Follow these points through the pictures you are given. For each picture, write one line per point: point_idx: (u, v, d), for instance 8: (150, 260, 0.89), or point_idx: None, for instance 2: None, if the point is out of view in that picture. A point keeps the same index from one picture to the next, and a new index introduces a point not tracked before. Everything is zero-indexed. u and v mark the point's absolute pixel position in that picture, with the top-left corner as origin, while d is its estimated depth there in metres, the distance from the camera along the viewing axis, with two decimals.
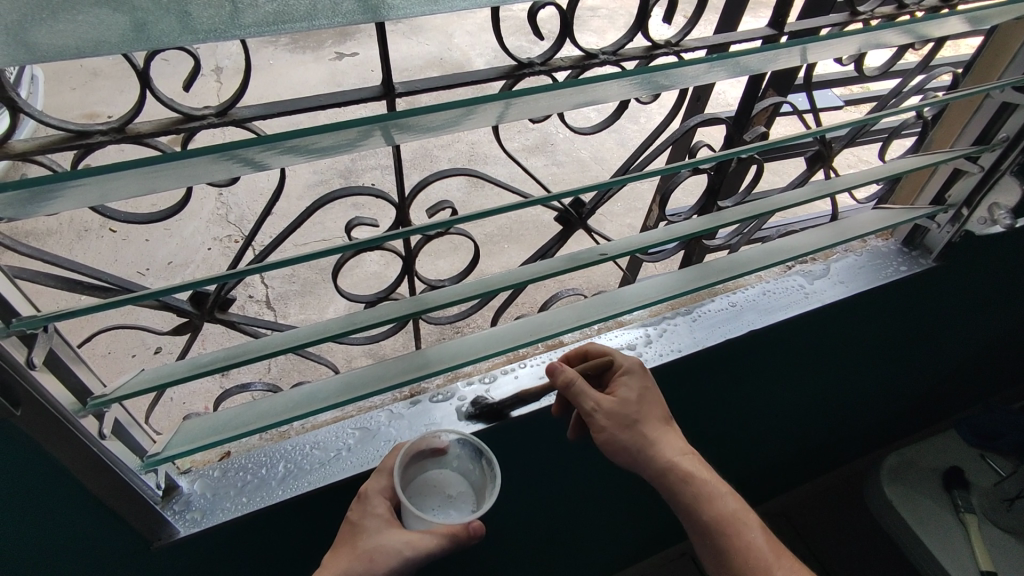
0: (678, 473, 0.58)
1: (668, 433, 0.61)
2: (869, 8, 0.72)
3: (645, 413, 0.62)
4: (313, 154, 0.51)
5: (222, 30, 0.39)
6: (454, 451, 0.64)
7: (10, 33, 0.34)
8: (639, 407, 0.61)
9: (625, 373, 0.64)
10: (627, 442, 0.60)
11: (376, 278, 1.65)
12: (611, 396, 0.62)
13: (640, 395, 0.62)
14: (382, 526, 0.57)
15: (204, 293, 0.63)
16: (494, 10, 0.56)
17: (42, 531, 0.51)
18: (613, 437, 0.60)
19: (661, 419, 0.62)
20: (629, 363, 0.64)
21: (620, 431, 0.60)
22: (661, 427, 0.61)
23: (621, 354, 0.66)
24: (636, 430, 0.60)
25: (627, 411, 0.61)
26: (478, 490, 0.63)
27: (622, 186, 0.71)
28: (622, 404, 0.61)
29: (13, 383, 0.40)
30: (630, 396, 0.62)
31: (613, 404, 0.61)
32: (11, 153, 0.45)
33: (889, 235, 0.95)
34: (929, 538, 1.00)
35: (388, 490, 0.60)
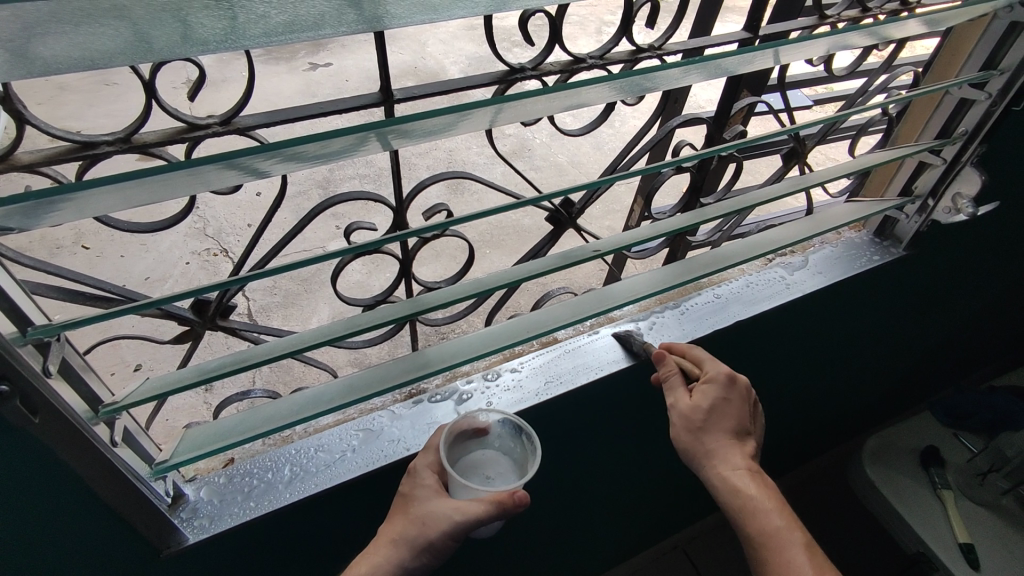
0: (727, 487, 0.61)
1: (735, 445, 0.63)
2: (837, 11, 0.76)
3: (714, 423, 0.63)
4: (317, 160, 0.52)
5: (232, 40, 0.41)
6: (496, 430, 0.67)
7: (31, 43, 0.35)
8: (715, 416, 0.63)
9: (706, 381, 0.65)
10: (687, 446, 0.63)
11: (361, 286, 1.66)
12: (688, 399, 0.65)
13: (713, 405, 0.64)
14: (431, 494, 0.59)
15: (206, 299, 0.63)
16: (486, 17, 0.58)
17: (48, 542, 0.51)
18: (677, 433, 0.64)
19: (733, 430, 0.64)
20: (715, 374, 0.65)
21: (683, 432, 0.63)
22: (726, 437, 0.63)
23: (710, 363, 0.67)
24: (697, 437, 0.63)
25: (696, 415, 0.63)
26: (520, 466, 0.66)
27: (611, 185, 0.74)
28: (694, 410, 0.64)
29: (30, 391, 0.41)
30: (703, 403, 0.64)
31: (687, 408, 0.64)
32: (18, 165, 0.45)
33: (862, 226, 0.99)
34: (909, 513, 1.05)
35: (436, 464, 0.62)
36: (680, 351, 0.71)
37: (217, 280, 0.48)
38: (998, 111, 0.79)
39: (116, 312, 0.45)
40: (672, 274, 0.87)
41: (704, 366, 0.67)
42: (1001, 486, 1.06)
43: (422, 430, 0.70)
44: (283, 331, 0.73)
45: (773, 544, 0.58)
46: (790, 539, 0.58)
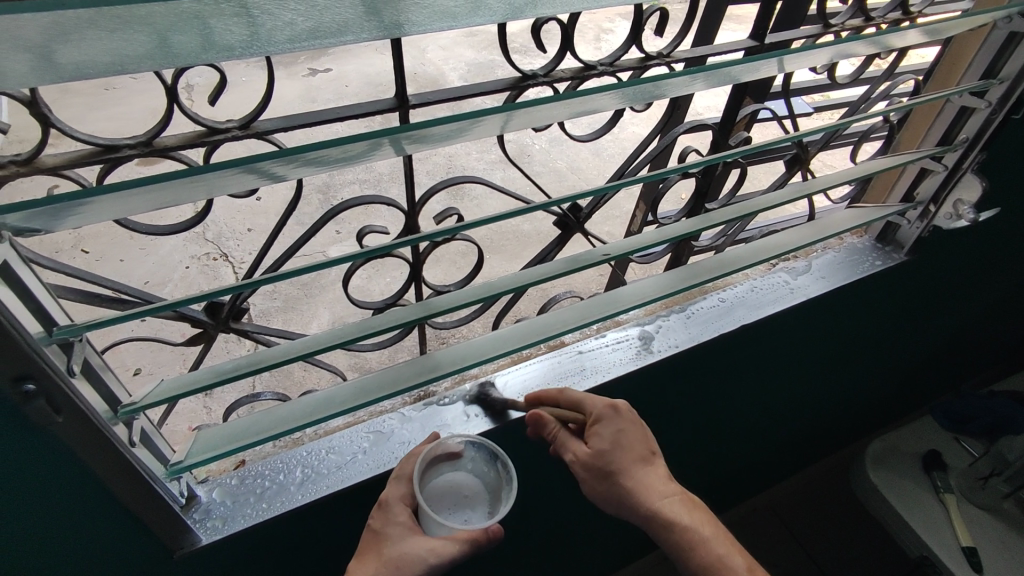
0: (662, 522, 0.61)
1: (651, 474, 0.63)
2: (843, 20, 0.77)
3: (623, 462, 0.63)
4: (333, 164, 0.53)
5: (258, 45, 0.41)
6: (469, 454, 0.67)
7: (59, 49, 0.36)
8: (618, 454, 0.63)
9: (597, 422, 0.65)
10: (603, 493, 0.63)
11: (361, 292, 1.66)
12: (587, 447, 0.64)
13: (616, 442, 0.64)
14: (405, 532, 0.59)
15: (220, 302, 0.64)
16: (500, 25, 0.58)
17: (62, 541, 0.51)
18: (590, 484, 0.64)
19: (643, 460, 0.64)
20: (599, 412, 0.65)
21: (596, 481, 0.63)
22: (640, 469, 0.63)
23: (590, 401, 0.66)
24: (610, 483, 0.63)
25: (601, 463, 0.63)
26: (493, 492, 0.66)
27: (618, 191, 0.75)
28: (595, 458, 0.63)
29: (55, 390, 0.41)
30: (605, 445, 0.63)
31: (590, 457, 0.64)
32: (43, 167, 0.45)
33: (863, 232, 1.00)
34: (912, 516, 1.05)
35: (408, 497, 0.62)
36: (552, 399, 0.69)
37: (229, 284, 0.49)
38: (999, 119, 0.80)
39: (127, 317, 0.45)
40: (678, 278, 0.88)
41: (583, 405, 0.66)
42: (1002, 489, 1.06)
43: (431, 432, 0.71)
44: (295, 334, 0.73)
45: (717, 567, 0.60)
46: (733, 563, 0.61)
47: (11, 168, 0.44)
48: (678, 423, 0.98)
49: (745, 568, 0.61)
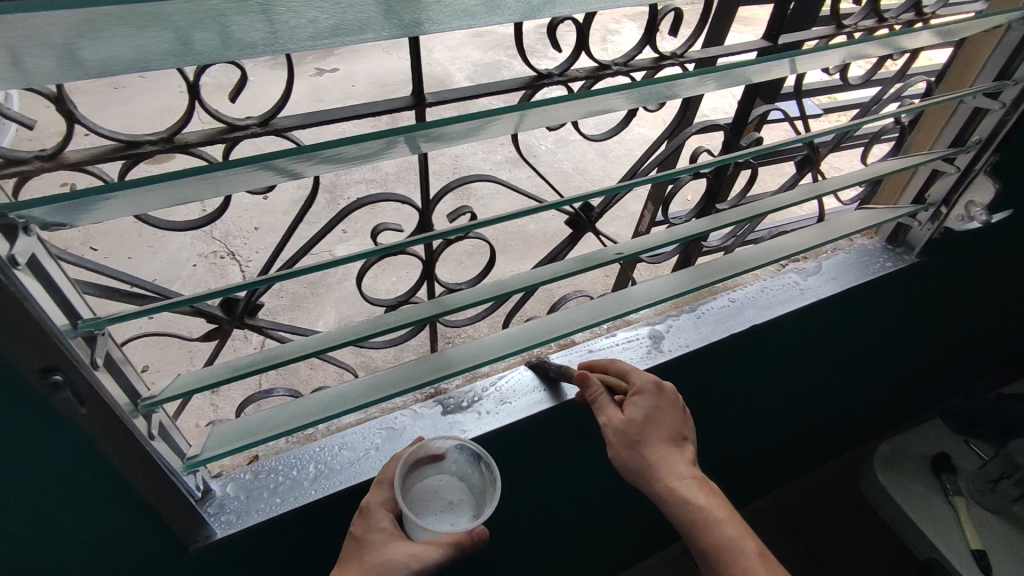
0: (679, 499, 0.60)
1: (675, 453, 0.63)
2: (855, 21, 0.77)
3: (651, 433, 0.63)
4: (350, 162, 0.54)
5: (281, 42, 0.42)
6: (453, 455, 0.67)
7: (84, 45, 0.36)
8: (650, 426, 0.63)
9: (637, 392, 0.66)
10: (627, 461, 0.63)
11: (368, 291, 1.67)
12: (621, 413, 0.65)
13: (648, 414, 0.64)
14: (387, 539, 0.58)
15: (235, 298, 0.64)
16: (516, 24, 0.59)
17: (81, 533, 0.52)
18: (616, 449, 0.63)
19: (671, 438, 0.64)
20: (642, 385, 0.66)
21: (622, 447, 0.63)
22: (666, 446, 0.63)
23: (634, 375, 0.68)
24: (636, 451, 0.62)
25: (631, 430, 0.63)
26: (478, 494, 0.65)
27: (630, 190, 0.75)
28: (629, 424, 0.63)
29: (80, 382, 0.41)
30: (637, 415, 0.64)
31: (622, 422, 0.64)
32: (67, 163, 0.46)
33: (874, 233, 1.00)
34: (923, 521, 1.05)
35: (389, 502, 0.61)
36: (601, 368, 0.72)
37: (245, 281, 0.50)
38: (1012, 121, 0.80)
39: (145, 311, 0.46)
40: (688, 278, 0.88)
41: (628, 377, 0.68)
42: (1013, 493, 1.05)
43: (442, 430, 0.72)
44: (309, 330, 0.74)
45: (727, 550, 0.58)
46: (745, 548, 0.58)
47: (36, 163, 0.45)
48: (686, 423, 0.99)
49: (758, 557, 0.58)
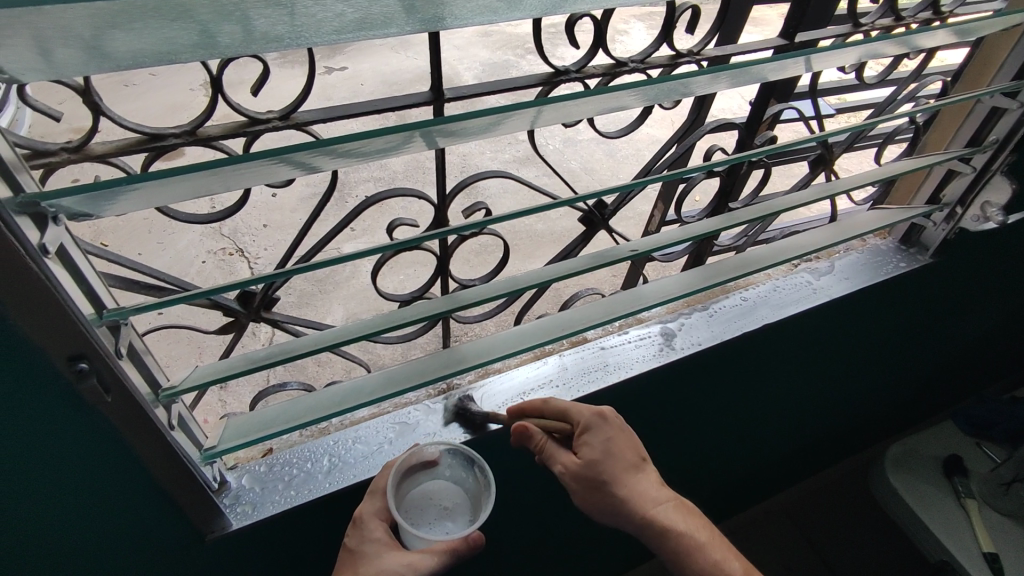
0: (657, 528, 0.60)
1: (644, 481, 0.62)
2: (873, 19, 0.77)
3: (613, 469, 0.62)
4: (369, 156, 0.54)
5: (307, 36, 0.42)
6: (446, 460, 0.66)
7: (110, 37, 0.37)
8: (609, 463, 0.62)
9: (585, 431, 0.64)
10: (595, 501, 0.62)
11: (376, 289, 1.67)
12: (576, 456, 0.63)
13: (606, 449, 0.62)
14: (382, 548, 0.59)
15: (252, 291, 0.65)
16: (535, 20, 0.59)
17: (101, 521, 0.53)
18: (582, 493, 0.62)
19: (634, 467, 0.63)
20: (588, 421, 0.64)
21: (587, 490, 0.62)
22: (632, 477, 0.62)
23: (576, 411, 0.65)
24: (602, 491, 0.61)
25: (591, 472, 0.62)
26: (475, 497, 0.65)
27: (644, 187, 0.75)
28: (586, 467, 0.62)
29: (104, 372, 0.42)
30: (595, 455, 0.62)
31: (580, 466, 0.62)
32: (92, 155, 0.46)
33: (887, 234, 1.00)
34: (934, 522, 1.04)
35: (382, 511, 0.61)
36: (537, 410, 0.67)
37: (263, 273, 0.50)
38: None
39: (165, 302, 0.47)
40: (700, 277, 0.88)
41: (572, 416, 0.65)
42: None
43: (455, 425, 0.72)
44: (323, 325, 0.74)
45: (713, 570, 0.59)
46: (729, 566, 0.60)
47: (64, 154, 0.45)
48: (696, 423, 0.98)
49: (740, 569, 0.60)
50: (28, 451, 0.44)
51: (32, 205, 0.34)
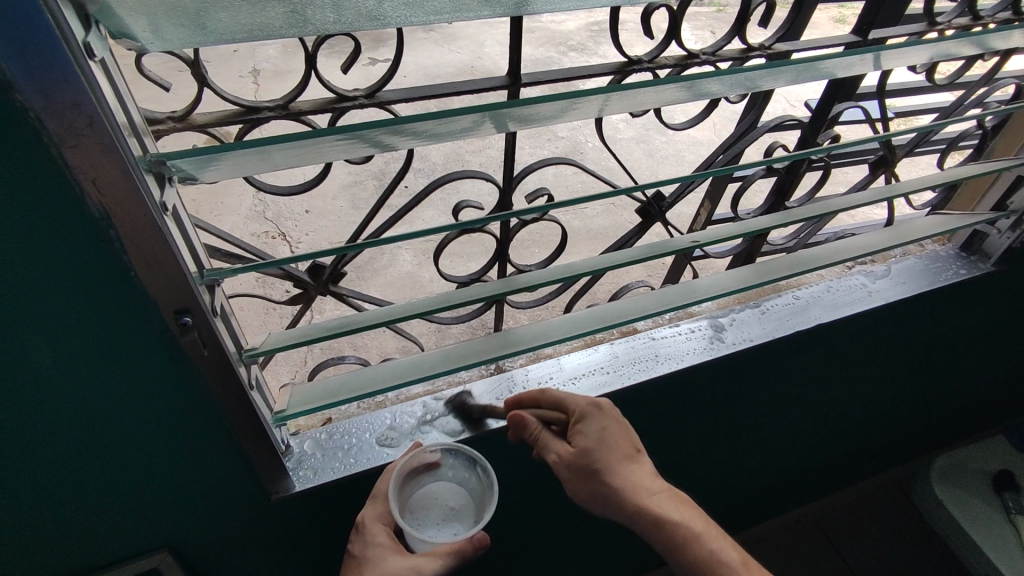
0: (650, 517, 0.57)
1: (636, 471, 0.60)
2: (949, 18, 0.76)
3: (607, 457, 0.60)
4: (446, 137, 0.55)
5: (408, 15, 0.44)
6: (447, 462, 0.67)
7: (228, 11, 0.38)
8: (603, 452, 0.60)
9: (580, 418, 0.62)
10: (587, 492, 0.60)
11: (409, 278, 1.67)
12: (569, 446, 0.61)
13: (598, 437, 0.61)
14: (384, 553, 0.58)
15: (322, 265, 0.68)
16: (613, 9, 0.60)
17: (177, 466, 0.56)
18: (575, 484, 0.60)
19: (628, 458, 0.61)
20: (581, 410, 0.62)
21: (579, 480, 0.60)
22: (625, 466, 0.60)
23: (570, 400, 0.64)
24: (594, 481, 0.59)
25: (583, 460, 0.59)
26: (479, 497, 0.65)
27: (706, 179, 0.75)
28: (580, 457, 0.60)
29: (204, 326, 0.45)
30: (588, 445, 0.60)
31: (572, 456, 0.60)
32: (194, 124, 0.49)
33: (946, 240, 0.98)
34: (979, 534, 1.03)
35: (385, 516, 0.62)
36: (532, 401, 0.67)
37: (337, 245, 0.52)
38: None
39: (251, 268, 0.49)
40: (752, 274, 0.88)
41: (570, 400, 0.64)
42: None
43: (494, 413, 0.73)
44: (384, 301, 0.77)
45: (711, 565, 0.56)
46: (727, 559, 0.57)
47: (169, 123, 0.49)
48: (737, 423, 0.98)
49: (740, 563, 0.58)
50: (126, 392, 0.48)
51: (158, 165, 0.37)
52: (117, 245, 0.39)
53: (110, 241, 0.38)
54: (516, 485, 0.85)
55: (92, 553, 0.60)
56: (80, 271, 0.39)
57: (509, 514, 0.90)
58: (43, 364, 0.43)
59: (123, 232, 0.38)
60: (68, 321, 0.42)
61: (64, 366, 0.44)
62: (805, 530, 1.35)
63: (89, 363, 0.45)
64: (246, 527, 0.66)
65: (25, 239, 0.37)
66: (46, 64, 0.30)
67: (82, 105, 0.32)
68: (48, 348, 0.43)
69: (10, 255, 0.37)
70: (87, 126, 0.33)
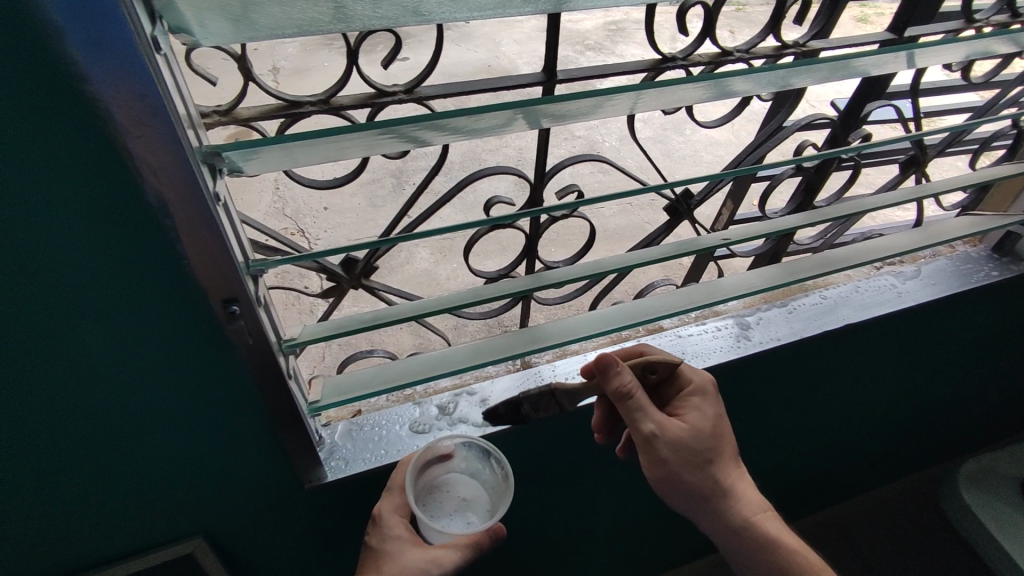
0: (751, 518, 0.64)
1: (737, 471, 0.66)
2: (986, 16, 0.75)
3: (716, 446, 0.65)
4: (483, 134, 0.56)
5: (451, 11, 0.45)
6: (461, 453, 0.66)
7: (279, 6, 0.39)
8: (715, 439, 0.65)
9: (694, 394, 0.67)
10: (692, 472, 0.64)
11: (426, 276, 1.66)
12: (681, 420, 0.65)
13: (709, 421, 0.66)
14: (403, 545, 0.59)
15: (355, 258, 0.68)
16: (650, 7, 0.60)
17: (212, 453, 0.57)
18: (678, 460, 0.63)
19: (729, 453, 0.67)
20: (698, 389, 0.67)
21: (685, 457, 0.63)
22: (729, 461, 0.66)
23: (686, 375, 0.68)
24: (705, 464, 0.64)
25: (698, 439, 0.64)
26: (494, 489, 0.65)
27: (737, 176, 0.74)
28: (693, 435, 0.64)
29: (251, 316, 0.46)
30: (702, 424, 0.65)
31: (686, 431, 0.64)
32: (240, 118, 0.50)
33: (978, 241, 0.97)
34: (1007, 538, 1.02)
35: (402, 508, 0.63)
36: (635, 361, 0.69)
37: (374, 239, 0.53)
38: None
39: (290, 259, 0.50)
40: (779, 273, 0.88)
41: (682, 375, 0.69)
42: None
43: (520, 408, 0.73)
44: (414, 296, 0.77)
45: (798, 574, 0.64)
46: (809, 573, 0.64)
47: (216, 116, 0.50)
48: (760, 423, 0.97)
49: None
50: (168, 378, 0.49)
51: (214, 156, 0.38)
52: (171, 233, 0.40)
53: (165, 229, 0.39)
54: (539, 481, 0.86)
55: (126, 536, 0.62)
56: (132, 258, 0.40)
57: (529, 510, 0.90)
58: (93, 348, 0.44)
59: (180, 221, 0.39)
60: (117, 307, 0.43)
61: (111, 351, 0.45)
62: (824, 533, 1.33)
63: (135, 350, 0.46)
64: (276, 515, 0.67)
65: (82, 225, 0.38)
66: (115, 58, 0.31)
67: (146, 96, 0.33)
68: (98, 333, 0.44)
69: (67, 240, 0.38)
70: (150, 118, 0.34)
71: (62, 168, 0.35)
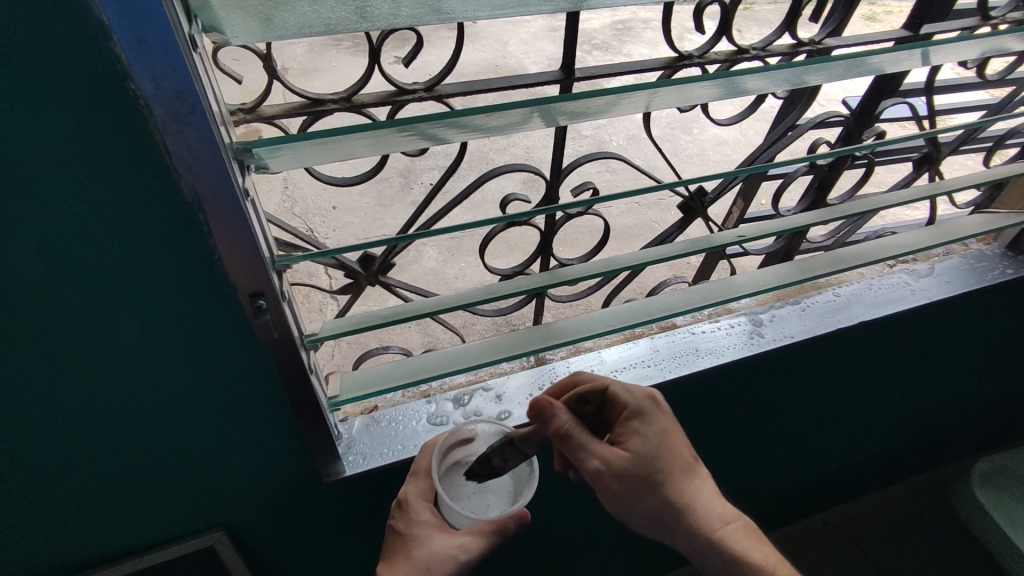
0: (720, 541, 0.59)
1: (700, 487, 0.61)
2: (1002, 14, 0.75)
3: (667, 466, 0.60)
4: (501, 132, 0.57)
5: (474, 8, 0.45)
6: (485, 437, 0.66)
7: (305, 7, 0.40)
8: (665, 460, 0.60)
9: (634, 417, 0.61)
10: (645, 501, 0.59)
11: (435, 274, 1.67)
12: (623, 449, 0.59)
13: (656, 440, 0.60)
14: (432, 531, 0.61)
15: (373, 255, 0.69)
16: (667, 5, 0.60)
17: (237, 447, 0.58)
18: (628, 491, 0.58)
19: (685, 468, 0.61)
20: (638, 407, 0.61)
21: (635, 486, 0.58)
22: (687, 478, 0.60)
23: (624, 391, 0.62)
24: (657, 490, 0.59)
25: (644, 465, 0.59)
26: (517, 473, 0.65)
27: (751, 174, 0.75)
28: (639, 462, 0.59)
29: (275, 310, 0.46)
30: (647, 448, 0.59)
31: (630, 459, 0.59)
32: (264, 116, 0.51)
33: (992, 239, 0.96)
34: (1019, 537, 1.02)
35: (427, 492, 0.63)
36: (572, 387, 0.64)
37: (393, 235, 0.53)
38: None
39: (312, 255, 0.51)
40: (792, 271, 0.88)
41: (617, 398, 0.62)
42: None
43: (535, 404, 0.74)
44: (429, 293, 0.78)
45: None
46: None
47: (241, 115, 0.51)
48: (772, 420, 0.97)
49: None
50: (198, 372, 0.50)
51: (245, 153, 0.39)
52: (204, 229, 0.41)
53: (199, 224, 0.40)
54: (552, 476, 0.87)
55: (153, 528, 0.63)
56: (168, 253, 0.41)
57: (542, 504, 0.91)
58: (129, 341, 0.45)
59: (210, 216, 0.40)
60: (152, 301, 0.44)
61: (145, 345, 0.46)
62: (835, 532, 1.33)
63: (167, 343, 0.47)
64: (296, 509, 0.69)
65: (123, 220, 0.39)
66: (157, 55, 0.32)
67: (186, 94, 0.34)
68: (132, 326, 0.45)
69: (108, 235, 0.39)
70: (187, 115, 0.34)
71: (105, 164, 0.36)
